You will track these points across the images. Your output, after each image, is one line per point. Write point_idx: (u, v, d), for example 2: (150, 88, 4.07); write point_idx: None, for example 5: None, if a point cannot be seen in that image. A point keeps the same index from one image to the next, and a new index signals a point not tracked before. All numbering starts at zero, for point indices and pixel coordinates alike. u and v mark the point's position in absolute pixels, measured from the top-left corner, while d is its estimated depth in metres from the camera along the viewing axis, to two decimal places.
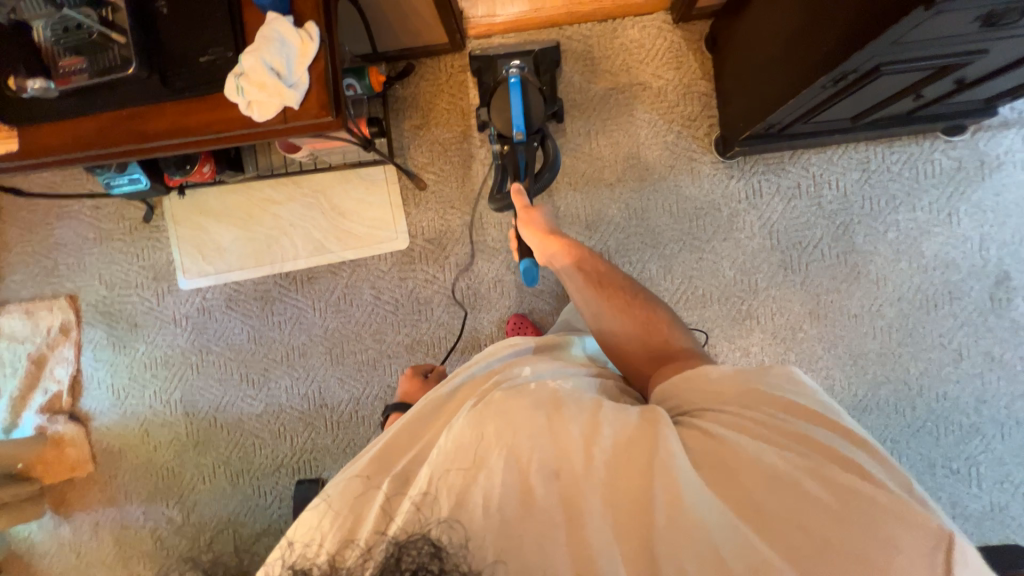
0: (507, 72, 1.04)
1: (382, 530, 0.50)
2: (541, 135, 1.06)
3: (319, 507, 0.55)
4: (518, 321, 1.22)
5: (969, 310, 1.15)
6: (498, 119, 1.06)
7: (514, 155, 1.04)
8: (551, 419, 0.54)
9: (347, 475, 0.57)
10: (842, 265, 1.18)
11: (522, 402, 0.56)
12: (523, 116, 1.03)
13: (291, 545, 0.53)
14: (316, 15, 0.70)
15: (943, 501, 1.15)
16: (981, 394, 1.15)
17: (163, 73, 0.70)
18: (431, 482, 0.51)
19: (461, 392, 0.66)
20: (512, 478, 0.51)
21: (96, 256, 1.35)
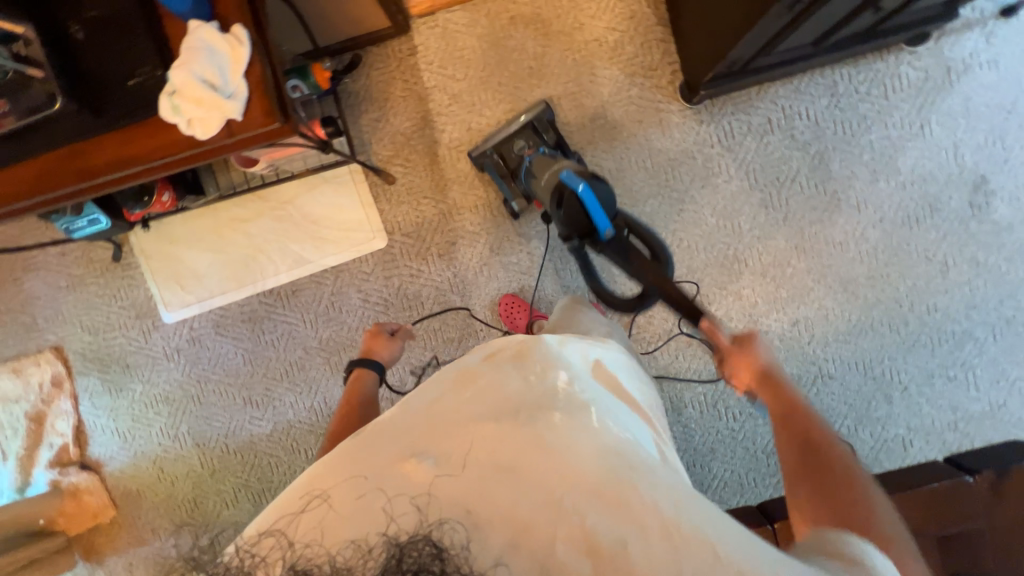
0: (565, 175, 0.96)
1: (386, 533, 0.47)
2: (626, 224, 0.99)
3: (317, 506, 0.53)
4: (510, 302, 1.22)
5: (950, 219, 1.15)
6: (574, 222, 0.98)
7: (612, 255, 0.99)
8: (618, 471, 0.53)
9: (345, 476, 0.55)
10: (823, 195, 1.17)
11: (586, 450, 0.55)
12: (603, 210, 0.97)
13: (291, 544, 0.50)
14: (241, 17, 0.65)
15: (944, 408, 1.19)
16: (970, 299, 1.17)
17: (93, 103, 0.67)
18: (464, 503, 0.50)
19: (495, 388, 0.64)
20: (568, 524, 0.48)
21: (73, 304, 1.32)
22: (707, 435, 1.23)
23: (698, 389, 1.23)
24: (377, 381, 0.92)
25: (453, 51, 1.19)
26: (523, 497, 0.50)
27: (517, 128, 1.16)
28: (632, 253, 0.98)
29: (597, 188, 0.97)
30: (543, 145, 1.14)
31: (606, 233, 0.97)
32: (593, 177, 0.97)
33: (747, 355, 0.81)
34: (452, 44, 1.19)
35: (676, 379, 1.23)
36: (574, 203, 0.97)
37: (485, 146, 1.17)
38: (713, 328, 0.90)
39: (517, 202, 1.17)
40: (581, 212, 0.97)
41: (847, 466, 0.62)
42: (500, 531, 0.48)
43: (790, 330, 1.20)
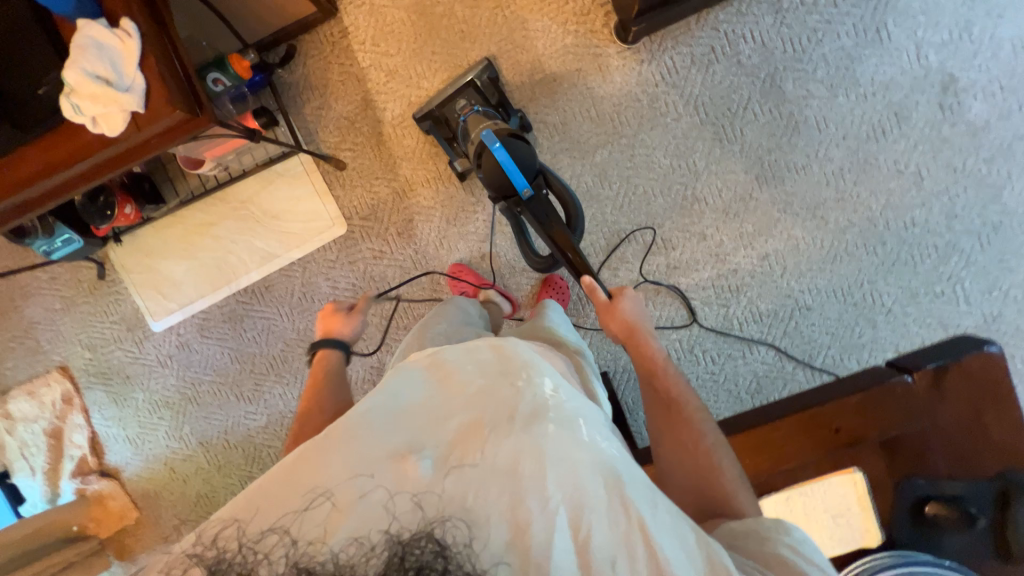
0: (484, 135, 0.89)
1: (389, 530, 0.47)
2: (544, 177, 0.93)
3: (318, 505, 0.49)
4: (457, 270, 1.22)
5: (920, 126, 1.08)
6: (495, 187, 0.91)
7: (532, 218, 0.91)
8: (609, 487, 0.51)
9: (346, 474, 0.51)
10: (780, 120, 1.11)
11: (585, 466, 0.51)
12: (520, 169, 0.89)
13: (293, 541, 0.47)
14: (128, 12, 0.67)
15: (935, 326, 1.13)
16: (951, 209, 1.10)
17: (9, 117, 0.69)
18: (466, 504, 0.49)
19: (486, 388, 0.58)
20: (562, 535, 0.48)
21: (70, 324, 1.40)
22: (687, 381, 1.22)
23: (672, 337, 1.21)
24: (342, 359, 0.89)
25: (383, 27, 1.18)
26: (519, 507, 0.49)
27: (461, 87, 1.13)
28: (552, 212, 0.91)
29: (516, 147, 0.89)
30: (482, 103, 1.11)
31: (524, 192, 0.89)
32: (512, 135, 0.91)
33: (618, 310, 0.82)
34: (381, 19, 1.18)
35: None
36: (494, 165, 0.89)
37: (428, 107, 1.15)
38: (592, 286, 0.85)
39: (460, 160, 1.18)
40: (500, 174, 0.89)
41: (701, 430, 0.67)
42: (497, 531, 0.48)
43: (761, 265, 1.16)
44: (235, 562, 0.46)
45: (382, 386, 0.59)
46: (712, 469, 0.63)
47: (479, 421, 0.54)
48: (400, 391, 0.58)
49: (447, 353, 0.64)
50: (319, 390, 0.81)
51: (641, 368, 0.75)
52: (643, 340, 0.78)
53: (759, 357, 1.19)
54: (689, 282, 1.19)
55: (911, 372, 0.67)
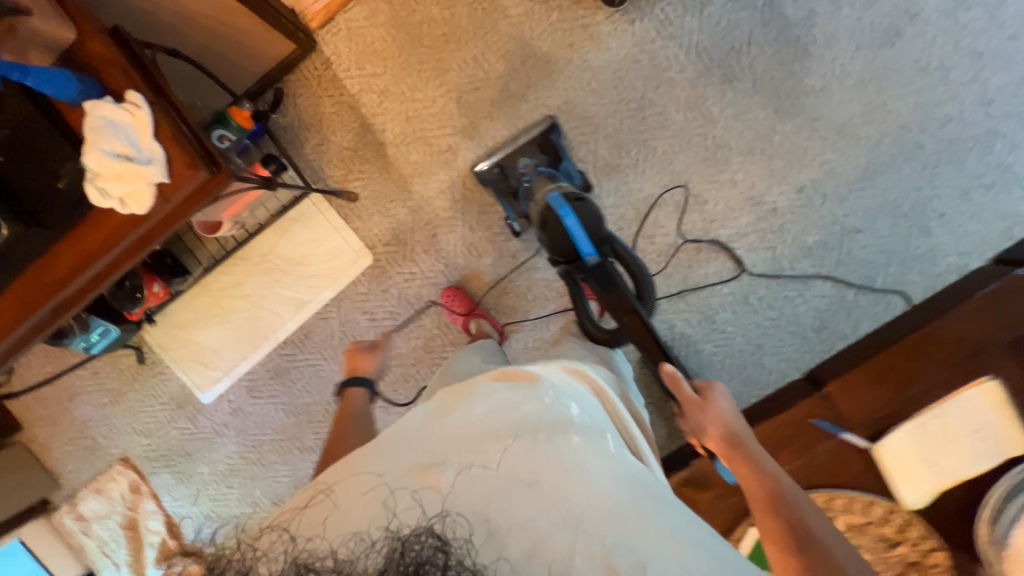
0: (553, 198, 0.88)
1: (389, 526, 0.53)
2: (614, 248, 0.89)
3: (321, 501, 0.58)
4: (451, 294, 1.21)
5: (934, 19, 1.04)
6: (557, 248, 0.90)
7: (596, 286, 0.88)
8: (629, 498, 0.57)
9: (366, 471, 0.59)
10: (787, 47, 1.07)
11: (591, 475, 0.58)
12: (588, 236, 0.87)
13: (292, 539, 0.54)
14: (130, 81, 0.65)
15: (992, 219, 1.09)
16: (985, 96, 1.05)
17: (37, 219, 0.68)
18: (483, 510, 0.55)
19: (514, 401, 0.64)
20: (577, 538, 0.53)
21: (121, 415, 1.39)
22: (748, 332, 1.18)
23: (724, 291, 1.17)
24: (368, 395, 0.91)
25: (365, 49, 1.16)
26: (536, 513, 0.55)
27: (530, 145, 1.13)
28: (617, 284, 0.87)
29: (585, 212, 0.88)
30: (544, 163, 1.10)
31: (590, 259, 0.87)
32: (578, 199, 0.90)
33: (712, 403, 0.82)
34: (361, 42, 1.15)
35: (698, 288, 1.18)
36: (560, 229, 0.88)
37: (493, 163, 1.14)
38: (673, 375, 0.86)
39: (518, 221, 1.16)
40: (565, 238, 0.88)
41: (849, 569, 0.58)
42: (513, 535, 0.53)
43: (799, 199, 1.13)
44: (234, 557, 0.52)
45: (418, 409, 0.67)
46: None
47: (504, 434, 0.60)
48: (433, 410, 0.66)
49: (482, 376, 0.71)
50: (342, 433, 0.81)
51: (755, 485, 0.69)
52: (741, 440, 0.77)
53: (817, 291, 1.16)
54: (729, 233, 1.15)
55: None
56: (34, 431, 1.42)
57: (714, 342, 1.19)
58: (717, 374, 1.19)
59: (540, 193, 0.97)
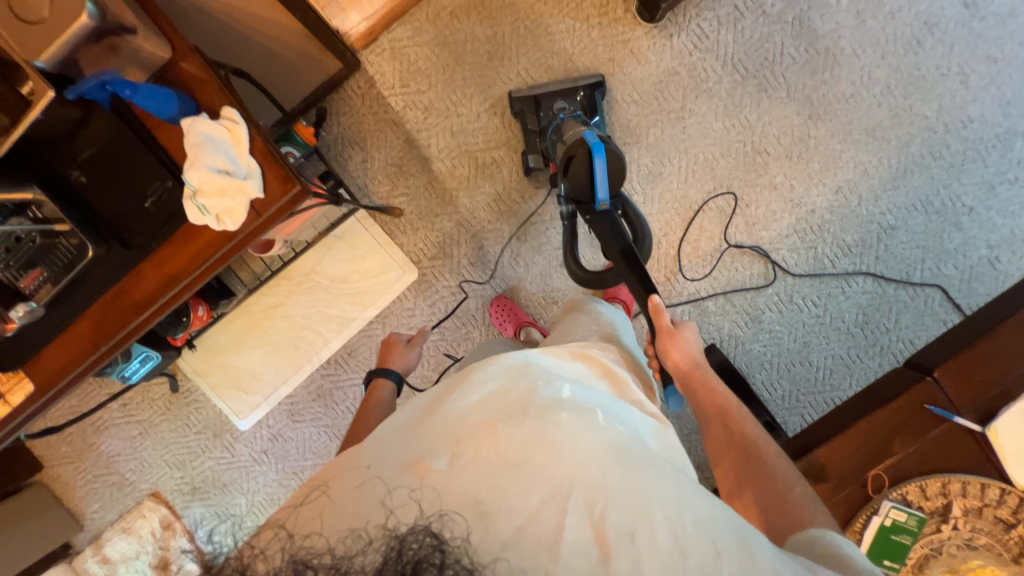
0: (587, 136, 0.91)
1: (386, 525, 0.46)
2: (623, 203, 0.96)
3: (318, 498, 0.51)
4: (502, 303, 1.20)
5: (952, 28, 1.11)
6: (574, 189, 0.95)
7: (603, 229, 0.91)
8: (624, 471, 0.52)
9: (354, 470, 0.53)
10: (817, 56, 1.13)
11: (590, 447, 0.54)
12: (607, 182, 0.91)
13: (290, 536, 0.48)
14: (223, 97, 0.64)
15: (1018, 211, 1.15)
16: (1002, 97, 1.12)
17: (120, 238, 0.67)
18: (473, 498, 0.49)
19: (501, 388, 0.61)
20: (575, 518, 0.48)
21: (152, 447, 1.33)
22: (794, 330, 1.21)
23: (769, 292, 1.20)
24: (394, 389, 0.91)
25: (409, 67, 1.17)
26: (528, 494, 0.50)
27: (566, 89, 1.12)
28: (620, 229, 0.91)
29: (612, 159, 0.92)
30: (581, 112, 1.10)
31: (602, 205, 0.91)
32: (609, 145, 0.94)
33: (681, 340, 0.83)
34: (405, 60, 1.17)
35: (744, 290, 1.20)
36: (584, 170, 0.92)
37: (528, 91, 1.12)
38: (658, 307, 0.85)
39: (533, 156, 1.14)
40: (586, 178, 0.92)
41: (783, 474, 0.65)
42: (505, 520, 0.48)
43: (836, 199, 1.17)
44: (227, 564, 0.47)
45: (409, 406, 0.64)
46: (781, 487, 0.63)
47: (491, 419, 0.56)
48: (424, 404, 0.62)
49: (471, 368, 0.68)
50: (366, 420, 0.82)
51: (709, 410, 0.75)
52: (704, 376, 0.80)
53: (859, 288, 1.19)
54: (772, 234, 1.18)
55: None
56: (56, 469, 1.35)
57: (762, 342, 1.21)
58: (767, 373, 1.21)
59: (570, 132, 1.00)
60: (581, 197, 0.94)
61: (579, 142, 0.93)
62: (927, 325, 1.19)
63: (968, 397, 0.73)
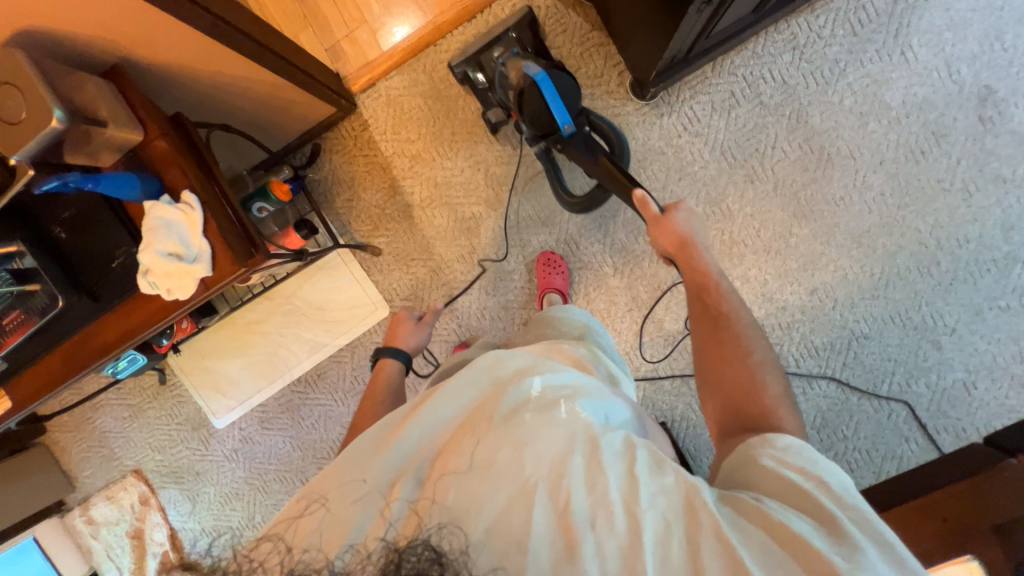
0: (527, 68, 0.90)
1: (383, 536, 0.47)
2: (586, 114, 0.97)
3: (315, 510, 0.51)
4: None
5: (961, 142, 1.05)
6: (535, 121, 0.94)
7: (577, 153, 0.94)
8: (587, 458, 0.50)
9: (347, 481, 0.53)
10: (810, 154, 1.10)
11: (554, 440, 0.51)
12: (563, 104, 0.91)
13: (288, 548, 0.49)
14: (187, 181, 0.70)
15: (1004, 339, 1.10)
16: (1006, 220, 1.06)
17: (90, 290, 0.74)
18: (449, 499, 0.48)
19: (468, 381, 0.59)
20: (542, 512, 0.47)
21: (138, 429, 1.46)
22: None
23: None
24: (400, 369, 0.88)
25: (402, 115, 1.21)
26: (495, 491, 0.48)
27: (500, 36, 1.11)
28: (595, 147, 0.94)
29: (562, 82, 0.91)
30: (519, 49, 1.08)
31: (567, 128, 0.92)
32: (554, 69, 0.93)
33: (669, 221, 0.83)
34: (399, 108, 1.21)
35: None
36: (537, 102, 0.91)
37: (465, 53, 1.13)
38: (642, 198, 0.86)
39: (492, 111, 1.15)
40: (542, 107, 0.92)
41: (745, 345, 0.65)
42: (475, 521, 0.47)
43: (810, 299, 1.14)
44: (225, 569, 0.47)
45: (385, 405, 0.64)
46: (741, 356, 0.64)
47: (462, 423, 0.55)
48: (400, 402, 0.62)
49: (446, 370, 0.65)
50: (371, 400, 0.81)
51: (691, 281, 0.77)
52: (692, 253, 0.80)
53: (821, 391, 1.16)
54: None
55: (1016, 455, 0.71)
56: (58, 434, 1.50)
57: None
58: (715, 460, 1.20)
59: (514, 70, 0.98)
60: (548, 128, 0.94)
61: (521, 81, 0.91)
62: (887, 441, 1.15)
63: None
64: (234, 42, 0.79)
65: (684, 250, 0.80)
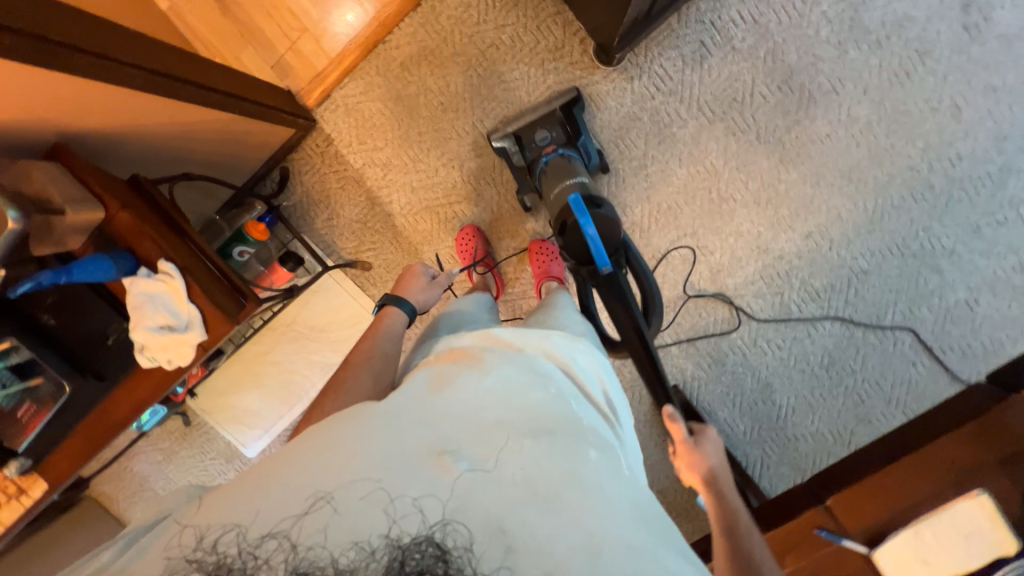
0: (575, 200, 0.81)
1: (389, 535, 0.44)
2: (625, 254, 0.83)
3: (322, 508, 0.45)
4: None
5: (947, 56, 1.01)
6: (571, 252, 0.83)
7: (604, 298, 0.82)
8: (637, 523, 0.50)
9: (373, 464, 0.48)
10: (791, 94, 1.06)
11: (606, 490, 0.51)
12: (603, 248, 0.80)
13: (293, 547, 0.44)
14: (162, 252, 0.70)
15: (1003, 252, 1.08)
16: (998, 131, 1.02)
17: (93, 370, 0.75)
18: (486, 516, 0.46)
19: (519, 388, 0.57)
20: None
21: (175, 470, 1.50)
22: (758, 372, 1.21)
23: (734, 336, 1.20)
24: (406, 321, 0.86)
25: (364, 123, 1.16)
26: (542, 523, 0.47)
27: (547, 113, 1.06)
28: (627, 299, 0.80)
29: (606, 222, 0.81)
30: (563, 137, 1.04)
31: (604, 270, 0.80)
32: (597, 206, 0.83)
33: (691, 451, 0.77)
34: (359, 117, 1.16)
35: (708, 335, 1.20)
36: (576, 237, 0.81)
37: (512, 124, 1.07)
38: (675, 416, 0.76)
39: (527, 196, 1.12)
40: (580, 242, 0.81)
41: None
42: (518, 552, 0.45)
43: (806, 244, 1.13)
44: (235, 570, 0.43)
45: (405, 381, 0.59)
46: None
47: (510, 427, 0.53)
48: (431, 382, 0.57)
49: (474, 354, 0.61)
50: (370, 346, 0.78)
51: (718, 522, 0.69)
52: (721, 492, 0.73)
53: (826, 331, 1.17)
54: (736, 281, 1.17)
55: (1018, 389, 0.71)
56: (100, 487, 1.55)
57: (724, 384, 1.22)
58: (730, 412, 1.23)
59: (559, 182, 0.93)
60: (580, 258, 0.82)
61: (567, 207, 0.84)
62: (896, 370, 1.16)
63: (856, 521, 0.72)
64: (167, 89, 0.76)
65: (708, 486, 0.74)
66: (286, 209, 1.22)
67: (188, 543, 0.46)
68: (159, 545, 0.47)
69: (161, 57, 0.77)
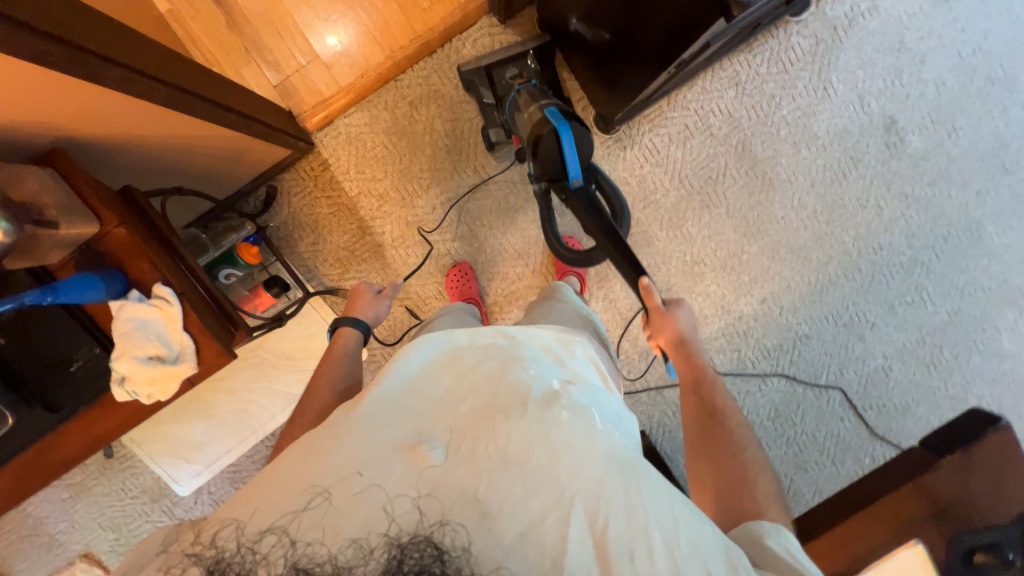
0: (552, 114, 0.83)
1: (388, 533, 0.43)
2: (596, 177, 0.89)
3: (320, 505, 0.46)
4: None
5: (873, 165, 1.23)
6: (544, 167, 0.86)
7: (577, 208, 0.85)
8: (624, 481, 0.49)
9: (361, 457, 0.48)
10: (755, 179, 1.22)
11: (590, 454, 0.50)
12: (578, 159, 0.84)
13: (292, 543, 0.43)
14: (156, 274, 0.65)
15: (909, 327, 1.28)
16: (908, 229, 1.25)
17: (43, 399, 0.65)
18: (473, 499, 0.46)
19: (495, 374, 0.58)
20: (580, 529, 0.45)
21: (83, 510, 1.28)
22: None
23: None
24: (360, 339, 0.83)
25: (365, 153, 1.16)
26: (528, 497, 0.47)
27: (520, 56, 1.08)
28: (597, 209, 0.85)
29: (582, 136, 0.84)
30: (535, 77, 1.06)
31: (576, 182, 0.84)
32: (576, 122, 0.85)
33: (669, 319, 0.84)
34: (361, 146, 1.16)
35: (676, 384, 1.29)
36: (552, 149, 0.83)
37: (478, 62, 1.08)
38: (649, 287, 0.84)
39: (494, 130, 1.12)
40: (554, 154, 0.84)
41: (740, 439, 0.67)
42: (506, 526, 0.45)
43: (761, 308, 1.27)
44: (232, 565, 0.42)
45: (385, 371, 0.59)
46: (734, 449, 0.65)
47: (489, 408, 0.54)
48: (412, 376, 0.58)
49: (453, 348, 0.62)
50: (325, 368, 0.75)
51: (687, 374, 0.78)
52: (692, 353, 0.81)
53: (774, 387, 1.30)
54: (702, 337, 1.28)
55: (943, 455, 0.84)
56: None
57: None
58: None
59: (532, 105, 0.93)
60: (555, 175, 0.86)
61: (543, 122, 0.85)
62: (831, 425, 1.31)
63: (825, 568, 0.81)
64: (182, 104, 0.73)
65: (681, 347, 0.82)
66: (269, 231, 1.16)
67: (186, 542, 0.46)
68: (157, 550, 0.47)
69: (179, 70, 0.74)
